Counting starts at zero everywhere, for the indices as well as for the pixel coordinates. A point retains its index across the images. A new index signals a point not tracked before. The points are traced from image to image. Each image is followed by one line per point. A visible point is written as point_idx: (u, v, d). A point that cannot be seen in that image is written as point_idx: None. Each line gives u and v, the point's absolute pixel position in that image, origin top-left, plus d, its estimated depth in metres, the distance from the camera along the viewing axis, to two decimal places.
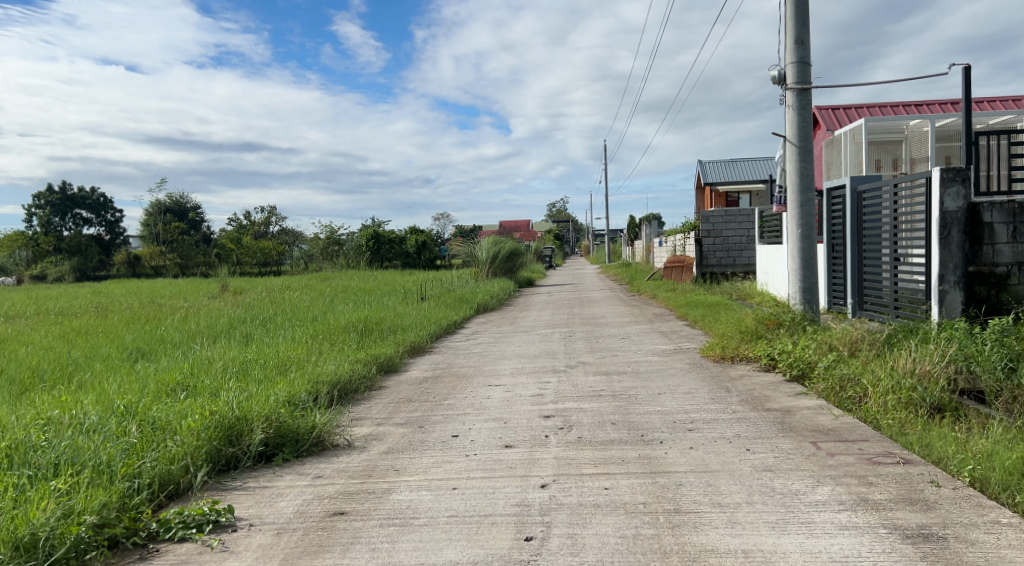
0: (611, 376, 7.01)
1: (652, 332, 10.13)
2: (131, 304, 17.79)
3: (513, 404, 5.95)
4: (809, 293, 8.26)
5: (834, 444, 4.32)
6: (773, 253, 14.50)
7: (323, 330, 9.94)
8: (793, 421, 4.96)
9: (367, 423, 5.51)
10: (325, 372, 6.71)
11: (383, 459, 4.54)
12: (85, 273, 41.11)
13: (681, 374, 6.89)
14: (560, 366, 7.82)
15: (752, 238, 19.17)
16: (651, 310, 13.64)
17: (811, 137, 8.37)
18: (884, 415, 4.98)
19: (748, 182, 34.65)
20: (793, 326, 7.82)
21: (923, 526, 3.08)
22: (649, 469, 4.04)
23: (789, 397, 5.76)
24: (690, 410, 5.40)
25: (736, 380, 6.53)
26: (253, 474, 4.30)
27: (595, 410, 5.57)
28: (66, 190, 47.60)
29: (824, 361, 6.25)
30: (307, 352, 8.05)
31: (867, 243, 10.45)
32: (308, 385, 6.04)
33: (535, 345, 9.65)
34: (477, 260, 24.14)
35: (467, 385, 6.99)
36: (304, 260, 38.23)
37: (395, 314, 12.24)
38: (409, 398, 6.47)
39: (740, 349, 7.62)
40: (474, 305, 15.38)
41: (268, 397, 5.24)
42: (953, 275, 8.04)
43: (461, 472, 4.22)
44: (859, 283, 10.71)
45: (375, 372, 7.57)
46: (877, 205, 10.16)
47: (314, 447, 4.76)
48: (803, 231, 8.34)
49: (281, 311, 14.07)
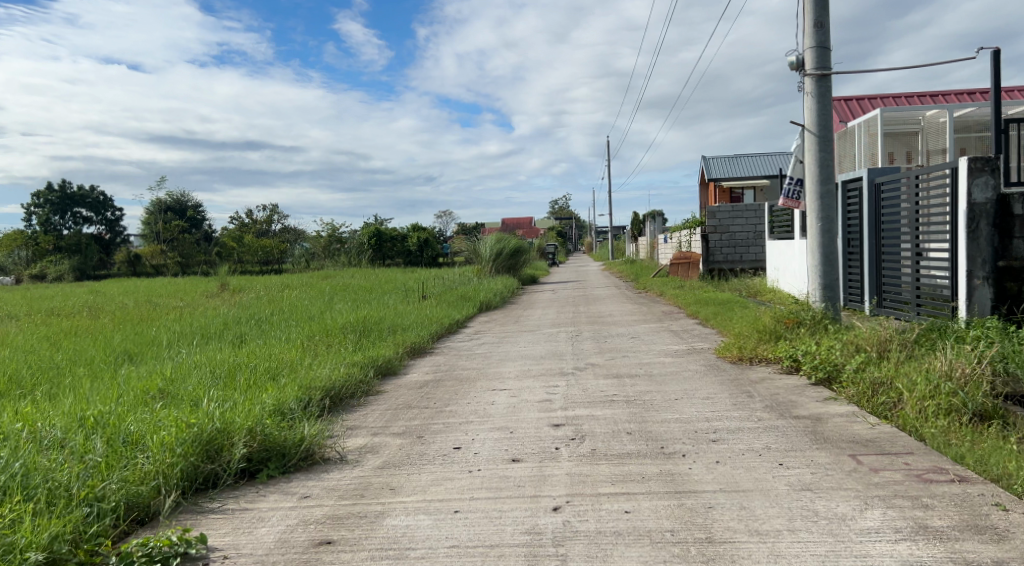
0: (623, 380, 6.60)
1: (663, 332, 9.69)
2: (126, 304, 17.38)
3: (520, 411, 5.54)
4: (829, 290, 7.84)
5: (876, 458, 3.89)
6: (784, 248, 14.06)
7: (319, 330, 9.53)
8: (826, 430, 4.55)
9: (361, 433, 5.12)
10: (319, 377, 6.30)
11: (378, 476, 4.15)
12: (84, 272, 40.80)
13: (697, 377, 6.47)
14: (568, 368, 7.41)
15: (760, 233, 18.72)
16: (660, 307, 13.21)
17: (830, 125, 7.94)
18: (925, 423, 4.55)
19: (753, 178, 34.17)
20: (814, 325, 7.41)
21: (998, 561, 2.68)
22: (673, 489, 3.63)
23: (817, 402, 5.33)
24: (712, 419, 4.98)
25: (758, 383, 6.11)
26: (233, 495, 3.92)
27: (609, 418, 5.16)
28: (66, 188, 47.25)
29: (852, 363, 5.82)
30: (301, 354, 7.66)
31: (885, 237, 10.01)
32: (300, 391, 5.65)
33: (541, 345, 9.23)
34: (480, 257, 23.75)
35: (470, 390, 6.58)
36: (305, 258, 37.88)
37: (395, 313, 11.83)
38: (407, 404, 6.06)
39: (759, 349, 7.20)
40: (477, 303, 14.96)
41: (255, 406, 4.86)
42: (982, 270, 7.61)
43: (463, 491, 3.81)
44: (877, 278, 10.27)
45: (373, 375, 7.17)
46: (896, 197, 9.72)
47: (302, 462, 4.37)
48: (823, 225, 7.91)
49: (278, 310, 13.66)
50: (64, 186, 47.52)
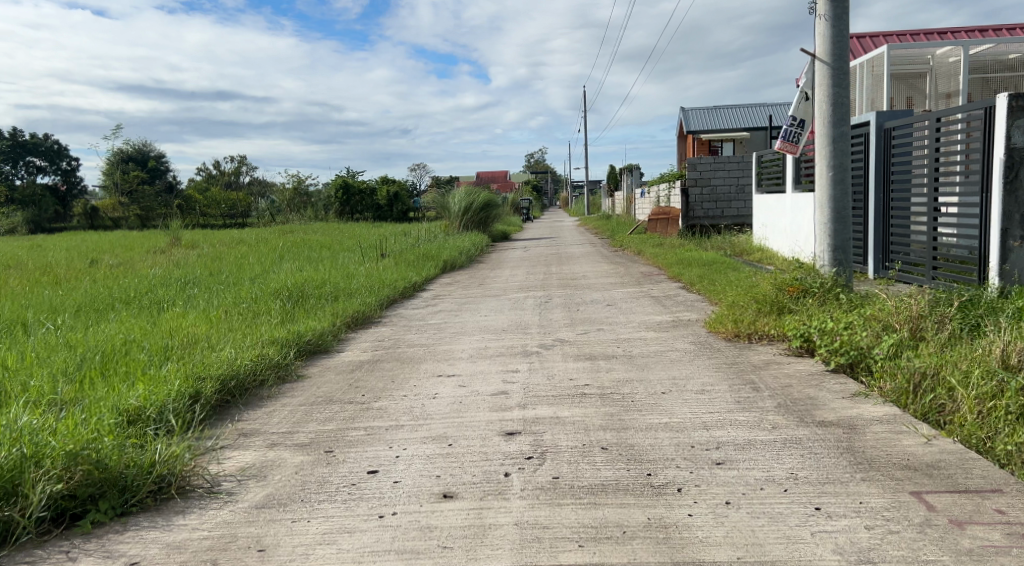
0: (598, 363, 5.42)
1: (642, 298, 8.51)
2: (55, 260, 15.72)
3: (465, 411, 4.32)
4: (840, 252, 6.70)
5: (952, 501, 2.78)
6: (773, 203, 12.90)
7: (247, 296, 8.21)
8: (867, 449, 3.40)
9: (254, 446, 3.87)
10: (215, 362, 4.99)
11: (250, 524, 2.90)
12: (38, 225, 38.65)
13: (688, 361, 5.30)
14: (531, 346, 6.19)
15: (743, 186, 17.50)
16: (638, 268, 12.03)
17: (847, 55, 6.69)
18: (999, 435, 3.40)
19: (731, 130, 32.93)
20: (822, 295, 6.30)
21: None
22: (669, 560, 2.45)
23: (844, 401, 4.19)
24: (712, 426, 3.82)
25: (763, 370, 4.97)
26: (25, 561, 2.62)
27: (579, 423, 3.98)
28: (15, 136, 44.46)
29: (881, 348, 4.67)
30: (213, 328, 6.34)
31: (895, 192, 8.86)
32: (180, 384, 4.35)
33: (505, 314, 8.00)
34: (449, 211, 22.34)
35: (412, 376, 5.35)
36: (270, 212, 36.20)
37: (343, 275, 10.48)
38: (328, 398, 4.81)
39: (758, 324, 6.04)
40: (440, 263, 13.65)
41: (97, 416, 3.55)
42: (1020, 229, 6.53)
43: (363, 557, 2.59)
44: (883, 239, 9.16)
45: (295, 357, 5.89)
46: (910, 145, 8.57)
47: (151, 498, 3.09)
48: (835, 174, 6.71)
49: (217, 270, 12.23)
50: (14, 133, 44.72)
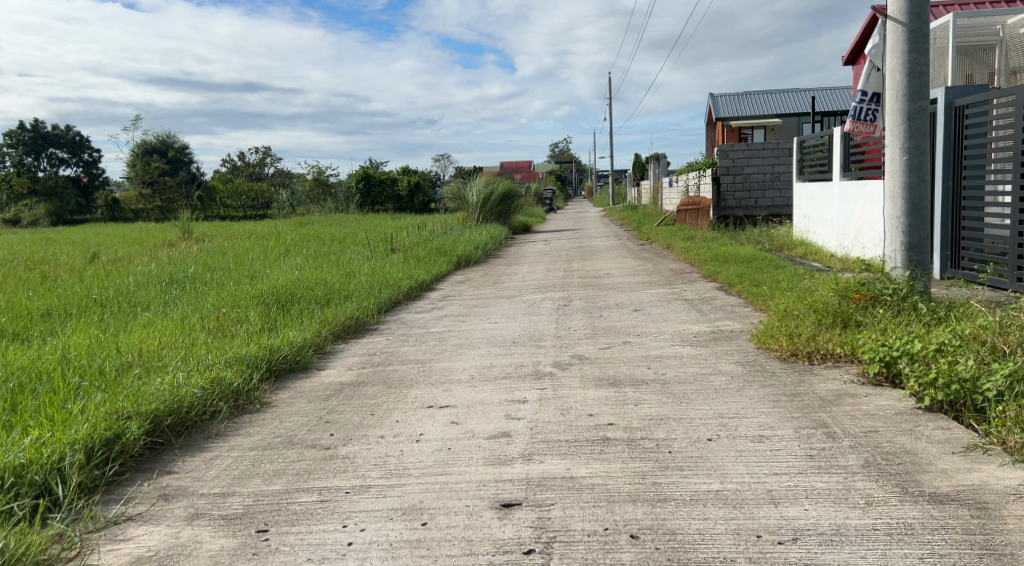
0: (624, 392, 4.39)
1: (675, 302, 7.45)
2: (52, 254, 15.08)
3: (452, 465, 3.34)
4: (916, 252, 5.58)
5: None
6: (818, 192, 11.70)
7: (227, 300, 7.33)
8: (1018, 550, 2.35)
9: (168, 518, 2.91)
10: (152, 394, 4.06)
11: None
12: (61, 218, 38.43)
13: (738, 391, 4.26)
14: (544, 365, 5.17)
15: (779, 174, 16.23)
16: (668, 266, 10.94)
17: (926, 14, 5.56)
18: None
19: (764, 117, 31.49)
20: (895, 304, 5.23)
21: None
22: None
23: (955, 459, 3.13)
24: (782, 501, 2.79)
25: (836, 407, 3.90)
26: None
27: (601, 490, 2.96)
28: (39, 127, 44.39)
29: (991, 383, 3.57)
30: (171, 342, 5.43)
31: (967, 181, 7.67)
32: (90, 426, 3.43)
33: (517, 322, 6.99)
34: (466, 202, 21.33)
35: (395, 407, 4.38)
36: (289, 204, 35.53)
37: (342, 274, 9.57)
38: (288, 440, 3.85)
39: (821, 341, 4.97)
40: (452, 259, 12.67)
41: None
42: None
43: None
44: (952, 234, 7.98)
45: (261, 379, 4.96)
46: (986, 125, 7.38)
47: None
48: (911, 158, 5.59)
49: (211, 267, 11.41)
50: (37, 125, 44.61)
